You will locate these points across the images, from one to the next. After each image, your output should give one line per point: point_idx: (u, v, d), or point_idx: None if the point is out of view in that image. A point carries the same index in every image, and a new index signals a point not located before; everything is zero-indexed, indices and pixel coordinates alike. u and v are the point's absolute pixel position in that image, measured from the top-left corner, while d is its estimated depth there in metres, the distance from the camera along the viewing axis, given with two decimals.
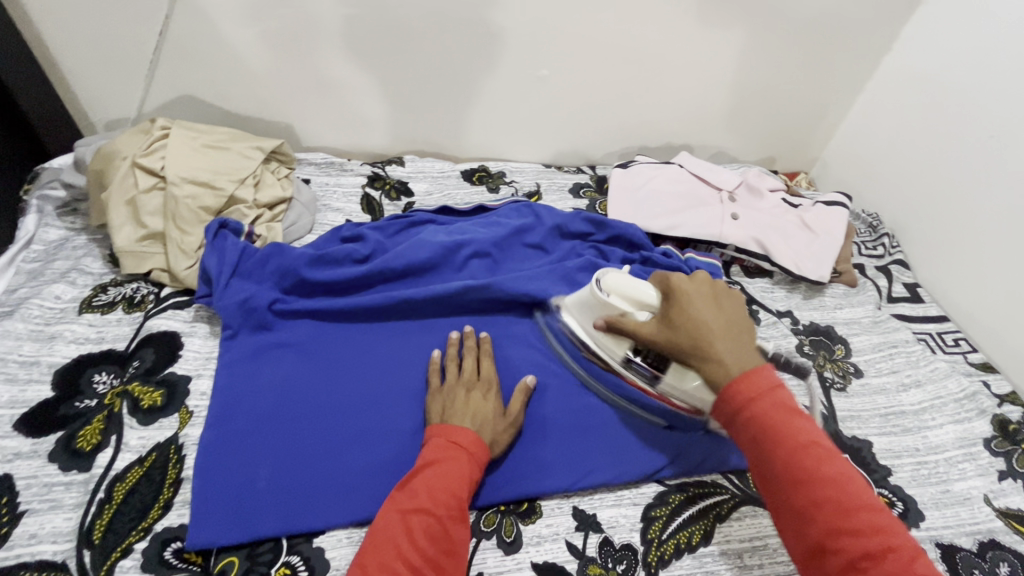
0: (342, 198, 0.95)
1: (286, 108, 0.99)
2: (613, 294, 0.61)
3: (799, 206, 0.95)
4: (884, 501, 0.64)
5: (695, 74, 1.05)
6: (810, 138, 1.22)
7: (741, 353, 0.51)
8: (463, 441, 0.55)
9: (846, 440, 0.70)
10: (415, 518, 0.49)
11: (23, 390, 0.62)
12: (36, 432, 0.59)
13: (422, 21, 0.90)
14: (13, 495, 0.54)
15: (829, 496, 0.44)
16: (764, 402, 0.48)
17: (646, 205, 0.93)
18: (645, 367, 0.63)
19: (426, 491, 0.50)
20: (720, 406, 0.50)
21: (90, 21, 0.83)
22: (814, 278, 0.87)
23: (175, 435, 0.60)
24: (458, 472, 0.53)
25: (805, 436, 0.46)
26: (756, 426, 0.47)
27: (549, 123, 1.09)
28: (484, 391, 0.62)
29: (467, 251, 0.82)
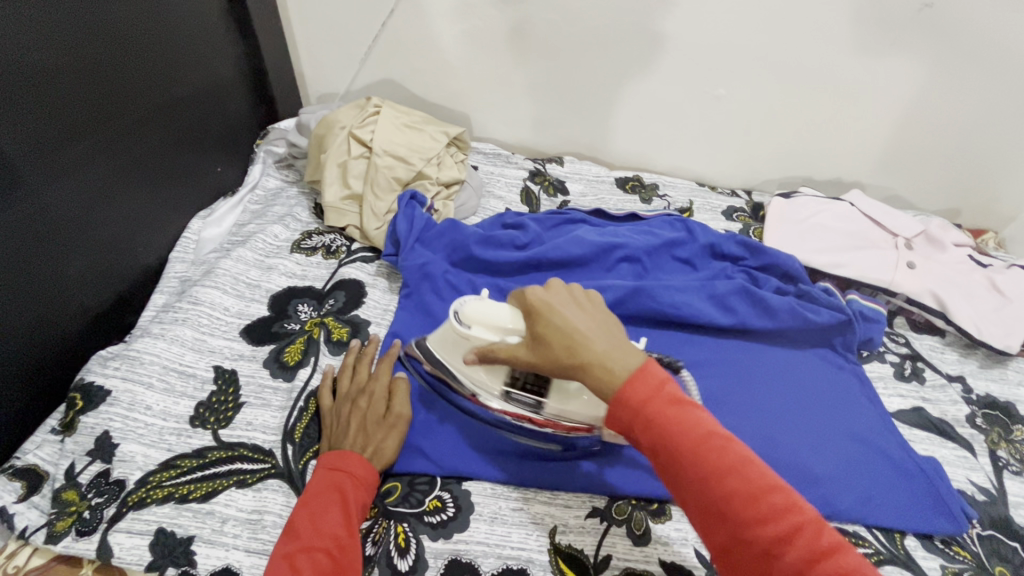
0: (505, 188, 1.03)
1: (469, 100, 1.09)
2: (473, 325, 0.58)
3: (988, 266, 0.86)
4: None
5: (885, 109, 0.99)
6: (1009, 193, 1.08)
7: (617, 350, 0.48)
8: (346, 466, 0.55)
9: (1018, 528, 0.63)
10: (303, 553, 0.47)
11: (248, 306, 0.75)
12: (255, 341, 0.71)
13: (610, 31, 0.95)
14: (237, 388, 0.66)
15: (737, 491, 0.41)
16: (658, 398, 0.44)
17: (808, 238, 0.90)
18: (525, 395, 0.60)
19: (309, 527, 0.49)
20: (615, 414, 0.45)
21: (332, 9, 0.98)
22: (997, 347, 0.78)
23: None
24: (348, 498, 0.53)
25: (701, 427, 0.43)
26: (655, 431, 0.43)
27: (712, 143, 1.09)
28: (367, 397, 0.62)
29: (619, 254, 0.86)
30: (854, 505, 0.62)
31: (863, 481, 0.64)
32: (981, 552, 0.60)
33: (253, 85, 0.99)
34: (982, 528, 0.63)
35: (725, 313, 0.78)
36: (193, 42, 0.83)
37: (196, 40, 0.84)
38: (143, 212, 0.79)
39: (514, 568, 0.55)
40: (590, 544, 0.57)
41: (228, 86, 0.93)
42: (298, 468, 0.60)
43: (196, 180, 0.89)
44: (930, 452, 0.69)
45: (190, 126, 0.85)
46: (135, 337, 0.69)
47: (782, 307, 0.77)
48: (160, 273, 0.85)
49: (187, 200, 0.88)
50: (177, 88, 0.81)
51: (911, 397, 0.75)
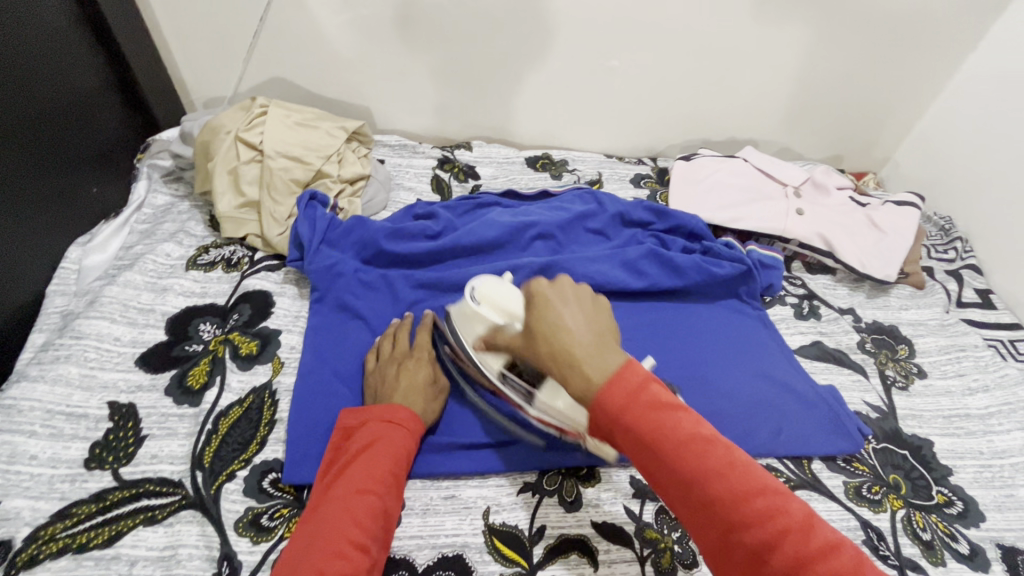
0: (415, 178, 1.01)
1: (366, 92, 1.05)
2: (483, 304, 0.59)
3: (866, 204, 0.94)
4: (942, 498, 0.64)
5: (766, 68, 1.05)
6: (881, 136, 1.18)
7: (602, 356, 0.45)
8: (401, 417, 0.58)
9: (906, 437, 0.70)
10: (357, 494, 0.50)
11: (142, 333, 0.70)
12: (154, 369, 0.67)
13: (498, 10, 0.94)
14: (136, 421, 0.62)
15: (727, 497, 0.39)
16: (635, 403, 0.42)
17: (708, 197, 0.94)
18: (519, 384, 0.60)
19: (366, 472, 0.52)
20: (595, 419, 0.44)
21: (202, 6, 0.92)
22: (879, 277, 0.86)
23: (269, 381, 0.67)
24: (397, 448, 0.56)
25: (684, 430, 0.41)
26: (635, 436, 0.41)
27: (614, 114, 1.11)
28: (416, 360, 0.65)
29: (532, 232, 0.86)
30: (767, 439, 0.66)
31: (773, 417, 0.68)
32: (877, 464, 0.66)
33: (123, 96, 0.91)
34: (877, 443, 0.69)
35: (636, 277, 0.81)
36: (40, 53, 0.74)
37: (45, 51, 0.75)
38: (7, 245, 0.71)
39: (451, 555, 0.55)
40: (524, 519, 0.58)
41: (93, 98, 0.84)
42: (211, 494, 0.57)
43: (68, 205, 0.81)
44: (829, 380, 0.75)
45: (54, 145, 0.78)
46: (11, 383, 0.62)
47: (688, 265, 0.81)
48: (39, 310, 0.77)
49: (60, 228, 0.80)
50: (29, 106, 0.73)
51: (810, 333, 0.81)
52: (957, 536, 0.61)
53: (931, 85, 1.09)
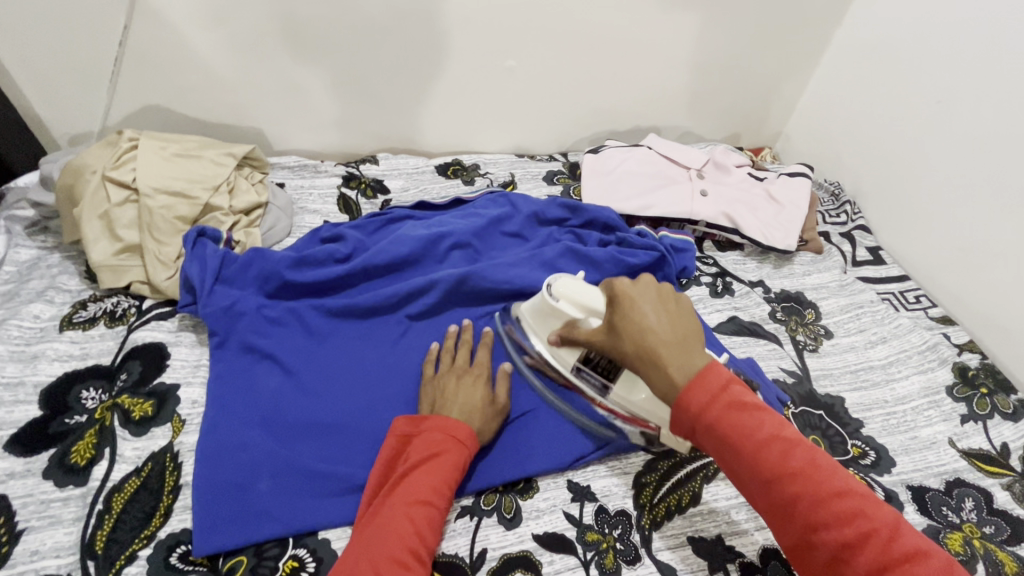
0: (320, 200, 0.96)
1: (255, 113, 0.98)
2: (562, 300, 0.60)
3: (763, 179, 0.98)
4: (858, 451, 0.68)
5: (659, 56, 1.07)
6: (771, 113, 1.25)
7: (688, 357, 0.48)
8: (461, 434, 0.57)
9: (820, 397, 0.74)
10: (417, 506, 0.50)
11: (10, 412, 0.61)
12: (28, 451, 0.59)
13: (385, 18, 0.90)
14: (10, 515, 0.54)
15: (801, 489, 0.42)
16: (716, 404, 0.45)
17: (618, 188, 0.95)
18: (594, 377, 0.62)
19: (429, 484, 0.52)
20: (675, 416, 0.47)
21: (45, 33, 0.82)
22: (782, 247, 0.90)
23: (170, 443, 0.61)
24: (455, 464, 0.55)
25: (763, 433, 0.44)
26: (716, 434, 0.44)
27: (519, 114, 1.10)
28: (474, 378, 0.64)
29: (448, 243, 0.83)
30: None
31: None
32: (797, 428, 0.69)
33: None
34: (796, 407, 0.72)
35: (557, 276, 0.80)
36: None
37: None
38: None
39: None
40: (464, 545, 0.55)
41: None
42: None
43: None
44: (747, 353, 0.78)
45: None
46: None
47: (604, 258, 0.81)
48: None
49: None
50: None
51: (726, 309, 0.84)
52: (872, 485, 0.65)
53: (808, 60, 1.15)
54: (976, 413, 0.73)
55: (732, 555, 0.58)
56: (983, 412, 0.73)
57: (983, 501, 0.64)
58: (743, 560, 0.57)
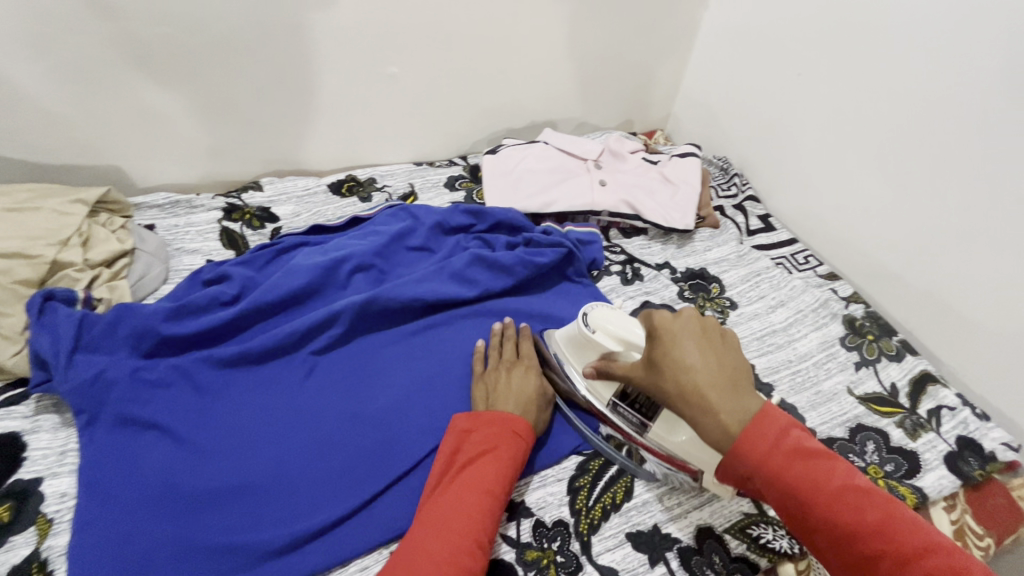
0: (199, 238, 0.87)
1: (107, 149, 0.87)
2: (599, 330, 0.59)
3: (657, 162, 1.01)
4: None
5: (543, 50, 1.07)
6: (657, 96, 1.28)
7: (737, 403, 0.48)
8: (520, 429, 0.58)
9: None
10: (481, 496, 0.52)
11: None
12: None
13: (243, 33, 0.82)
14: None
15: (879, 543, 0.43)
16: (782, 454, 0.46)
17: (518, 187, 0.94)
18: (632, 415, 0.59)
19: (492, 476, 0.54)
20: (739, 475, 0.48)
21: None
22: (682, 228, 0.93)
23: (36, 550, 0.52)
24: (514, 458, 0.56)
25: (833, 482, 0.45)
26: (785, 488, 0.45)
27: (411, 121, 1.06)
28: (524, 370, 0.66)
29: (349, 266, 0.77)
30: None
31: None
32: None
33: None
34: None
35: (467, 286, 0.77)
36: None
37: None
38: None
39: None
40: None
41: None
42: None
43: None
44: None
45: None
46: None
47: (513, 261, 0.79)
48: None
49: None
50: None
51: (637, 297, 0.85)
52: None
53: (681, 43, 1.19)
54: (868, 359, 0.79)
55: (670, 543, 0.59)
56: (873, 358, 0.80)
57: (881, 441, 0.70)
58: (681, 545, 0.59)
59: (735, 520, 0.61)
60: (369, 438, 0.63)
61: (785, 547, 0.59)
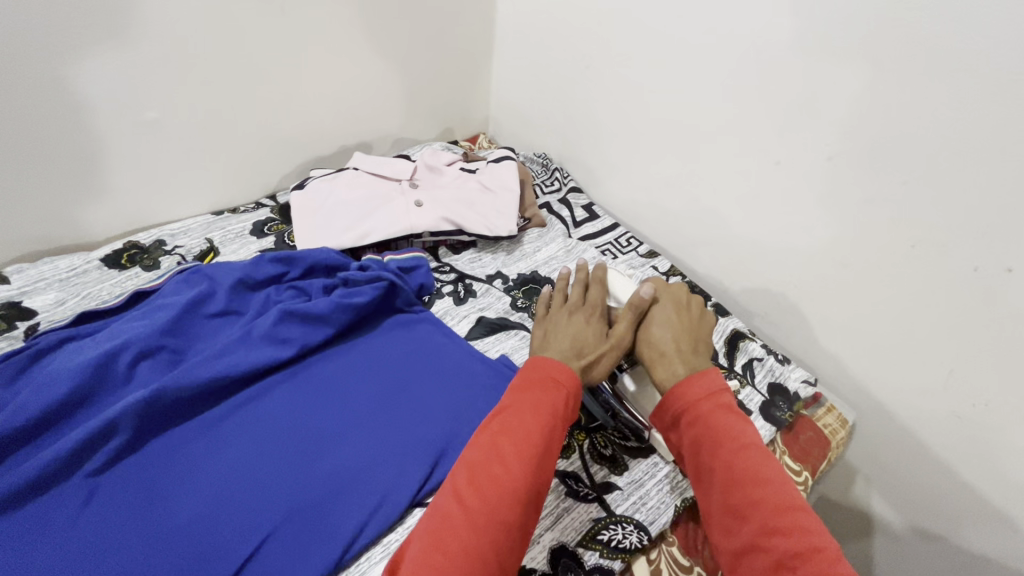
0: (113, 289, 0.93)
1: (28, 216, 0.93)
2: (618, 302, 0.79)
3: (474, 172, 1.13)
4: (620, 436, 0.79)
5: (372, 90, 1.24)
6: (436, 122, 1.42)
7: (693, 361, 0.66)
8: (560, 376, 0.62)
9: None
10: (518, 441, 0.55)
11: None
12: None
13: (132, 47, 0.88)
14: None
15: (763, 495, 0.51)
16: (709, 401, 0.59)
17: (323, 223, 1.01)
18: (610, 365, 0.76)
19: (525, 418, 0.57)
20: (673, 402, 0.61)
21: None
22: (506, 233, 1.04)
23: None
24: (552, 401, 0.60)
25: (745, 438, 0.56)
26: (703, 423, 0.58)
27: (199, 161, 1.06)
28: (585, 314, 0.75)
29: (128, 357, 0.78)
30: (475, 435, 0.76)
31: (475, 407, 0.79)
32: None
33: None
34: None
35: (282, 345, 0.82)
36: None
37: None
38: None
39: None
40: None
41: None
42: None
43: None
44: (500, 351, 0.89)
45: None
46: None
47: (329, 309, 0.85)
48: None
49: None
50: None
51: (473, 313, 0.94)
52: (607, 446, 0.78)
53: (479, 49, 1.37)
54: None
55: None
56: None
57: None
58: (536, 574, 0.63)
59: (586, 530, 0.68)
60: (227, 519, 0.66)
61: (633, 543, 0.66)
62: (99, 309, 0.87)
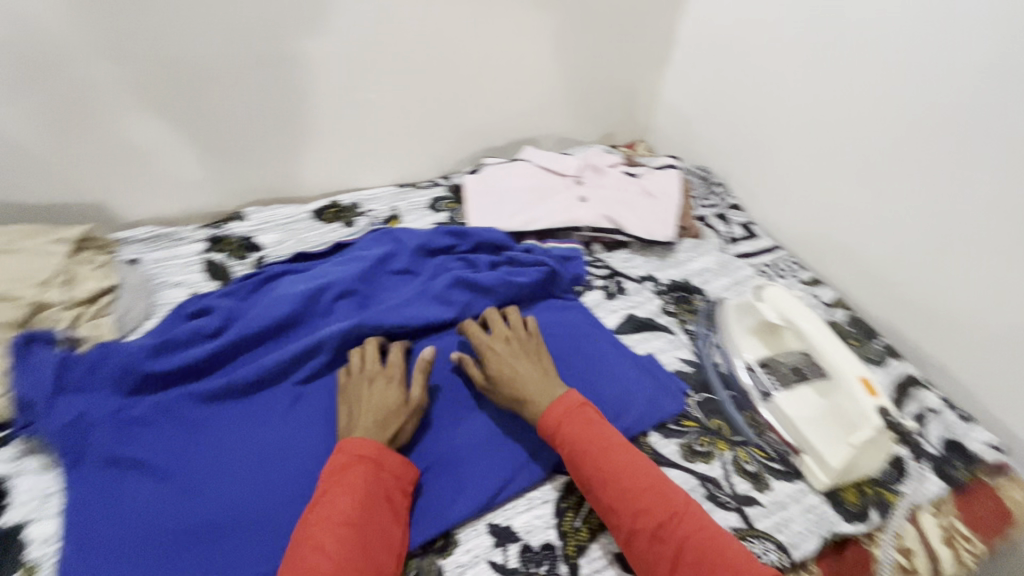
0: (319, 238, 1.11)
1: (266, 170, 1.13)
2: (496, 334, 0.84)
3: (636, 176, 1.17)
4: (765, 454, 0.76)
5: (550, 89, 1.32)
6: (601, 124, 1.47)
7: (548, 389, 0.73)
8: (381, 457, 0.65)
9: (721, 395, 0.83)
10: (342, 527, 0.58)
11: None
12: None
13: (372, 38, 1.04)
14: None
15: (652, 486, 0.64)
16: (567, 414, 0.69)
17: (494, 207, 1.10)
18: (765, 381, 0.79)
19: (339, 498, 0.60)
20: (551, 413, 0.70)
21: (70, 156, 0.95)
22: (663, 239, 1.06)
23: None
24: (360, 479, 0.62)
25: (607, 442, 0.67)
26: (564, 434, 0.68)
27: (396, 139, 1.21)
28: (383, 381, 0.75)
29: (331, 294, 0.92)
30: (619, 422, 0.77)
31: (621, 396, 0.80)
32: (701, 415, 0.80)
33: None
34: (696, 395, 0.83)
35: (447, 306, 0.89)
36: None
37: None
38: None
39: None
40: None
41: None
42: None
43: None
44: (647, 348, 0.90)
45: None
46: None
47: (493, 283, 0.92)
48: None
49: None
50: None
51: (623, 310, 0.97)
52: (751, 461, 0.75)
53: (658, 57, 1.41)
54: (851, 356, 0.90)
55: None
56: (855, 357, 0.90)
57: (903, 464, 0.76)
58: None
59: None
60: (391, 449, 0.75)
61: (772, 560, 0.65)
62: (311, 253, 1.04)
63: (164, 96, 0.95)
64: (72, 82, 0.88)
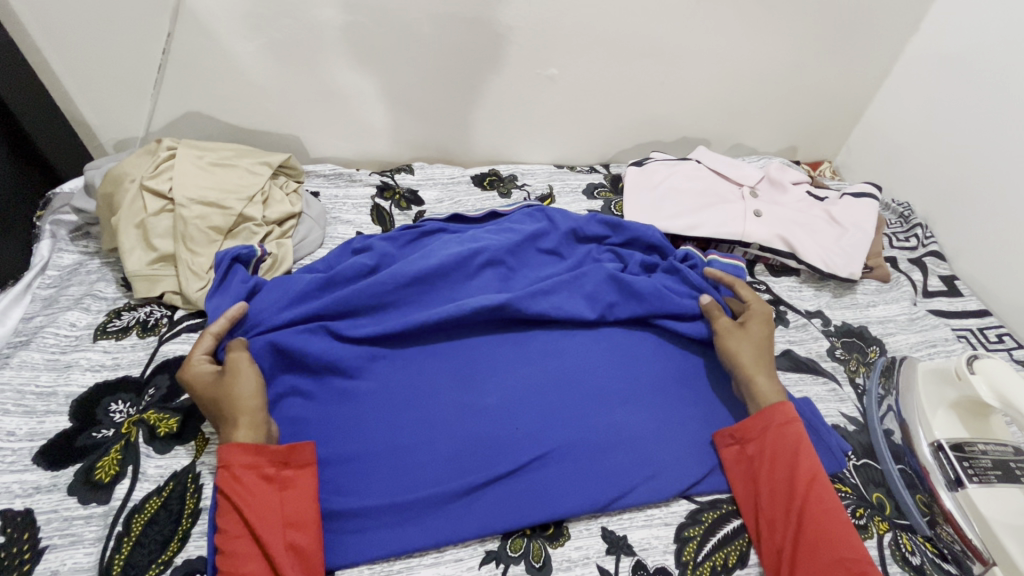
0: (477, 203, 1.14)
1: (440, 130, 1.17)
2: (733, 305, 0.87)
3: (823, 199, 1.05)
4: (933, 551, 0.68)
5: (739, 92, 1.22)
6: (783, 134, 1.34)
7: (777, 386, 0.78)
8: (229, 461, 0.62)
9: (888, 468, 0.74)
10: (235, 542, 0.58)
11: (42, 422, 0.71)
12: (54, 466, 0.68)
13: (571, 15, 1.01)
14: (35, 530, 0.62)
15: (839, 520, 0.63)
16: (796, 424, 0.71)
17: (658, 204, 1.04)
18: (951, 468, 0.68)
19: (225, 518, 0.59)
20: (777, 413, 0.72)
21: (282, 91, 1.04)
22: (843, 275, 0.96)
23: (193, 463, 0.70)
24: (237, 483, 0.61)
25: (815, 461, 0.68)
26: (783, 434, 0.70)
27: (566, 119, 1.20)
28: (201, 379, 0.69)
29: (481, 259, 0.88)
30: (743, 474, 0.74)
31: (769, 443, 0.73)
32: (859, 484, 0.73)
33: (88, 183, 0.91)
34: (857, 459, 0.76)
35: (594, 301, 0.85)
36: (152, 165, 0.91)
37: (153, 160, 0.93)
38: None
39: None
40: None
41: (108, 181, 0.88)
42: (154, 572, 0.61)
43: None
44: (805, 391, 0.82)
45: None
46: None
47: (647, 284, 0.86)
48: None
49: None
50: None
51: (781, 343, 0.88)
52: (915, 552, 0.67)
53: (876, 65, 1.22)
54: None
55: None
56: None
57: None
58: None
59: None
60: (522, 427, 0.72)
61: None
62: (468, 216, 1.03)
63: (368, 47, 1.00)
64: (299, 24, 0.95)
